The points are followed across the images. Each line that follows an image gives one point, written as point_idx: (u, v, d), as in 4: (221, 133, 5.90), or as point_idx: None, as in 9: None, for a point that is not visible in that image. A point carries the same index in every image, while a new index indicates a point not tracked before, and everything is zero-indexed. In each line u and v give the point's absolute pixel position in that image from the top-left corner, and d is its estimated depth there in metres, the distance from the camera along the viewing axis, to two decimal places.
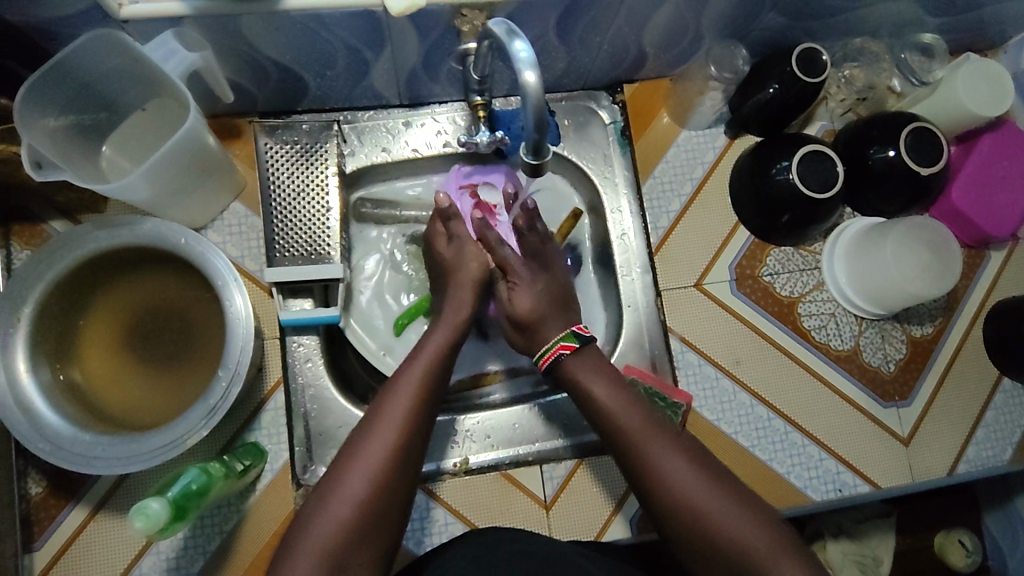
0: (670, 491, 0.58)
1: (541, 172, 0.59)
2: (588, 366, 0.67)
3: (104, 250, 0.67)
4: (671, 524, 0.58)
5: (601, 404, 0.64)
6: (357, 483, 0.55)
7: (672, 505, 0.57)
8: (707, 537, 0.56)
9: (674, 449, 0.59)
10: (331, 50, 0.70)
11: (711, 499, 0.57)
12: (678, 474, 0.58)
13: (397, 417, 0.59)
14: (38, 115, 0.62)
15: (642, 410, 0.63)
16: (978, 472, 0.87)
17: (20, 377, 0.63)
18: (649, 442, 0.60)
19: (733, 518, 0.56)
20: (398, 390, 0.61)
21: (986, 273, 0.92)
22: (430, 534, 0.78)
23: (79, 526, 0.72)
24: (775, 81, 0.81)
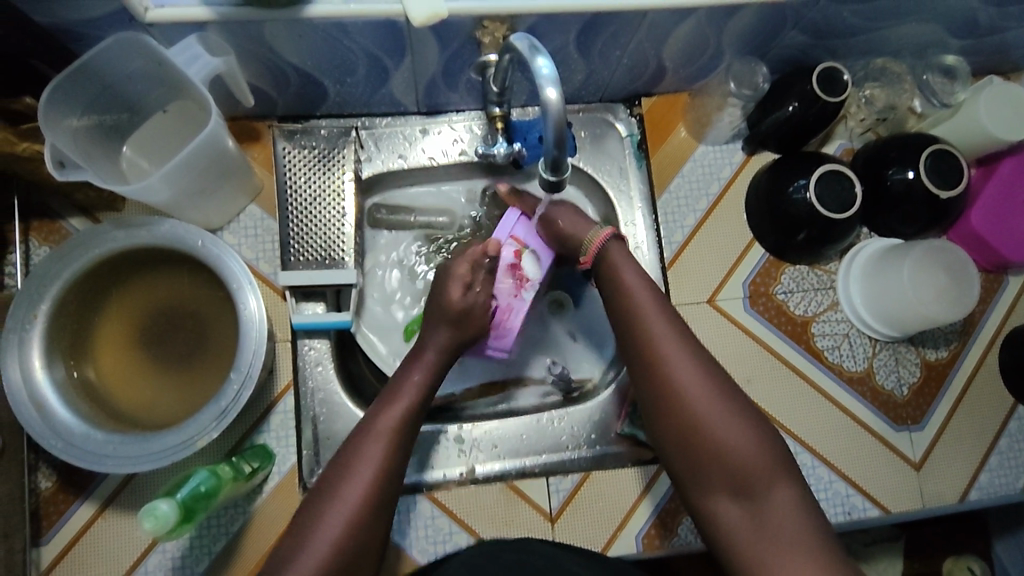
0: (685, 399, 0.62)
1: (560, 188, 0.59)
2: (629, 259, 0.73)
3: (121, 250, 0.67)
4: (678, 430, 0.62)
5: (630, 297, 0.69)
6: (339, 519, 0.57)
7: (684, 412, 0.61)
8: (712, 448, 0.60)
9: (692, 358, 0.63)
10: (352, 57, 0.71)
11: (709, 405, 0.61)
12: (696, 383, 0.62)
13: (376, 461, 0.61)
14: (62, 115, 0.63)
15: (660, 307, 0.68)
16: (990, 499, 0.86)
17: (35, 375, 0.63)
18: (667, 343, 0.65)
19: (739, 434, 0.60)
20: (375, 436, 0.62)
21: (1003, 299, 0.91)
22: (434, 542, 0.78)
23: (87, 522, 0.73)
24: (795, 99, 0.81)
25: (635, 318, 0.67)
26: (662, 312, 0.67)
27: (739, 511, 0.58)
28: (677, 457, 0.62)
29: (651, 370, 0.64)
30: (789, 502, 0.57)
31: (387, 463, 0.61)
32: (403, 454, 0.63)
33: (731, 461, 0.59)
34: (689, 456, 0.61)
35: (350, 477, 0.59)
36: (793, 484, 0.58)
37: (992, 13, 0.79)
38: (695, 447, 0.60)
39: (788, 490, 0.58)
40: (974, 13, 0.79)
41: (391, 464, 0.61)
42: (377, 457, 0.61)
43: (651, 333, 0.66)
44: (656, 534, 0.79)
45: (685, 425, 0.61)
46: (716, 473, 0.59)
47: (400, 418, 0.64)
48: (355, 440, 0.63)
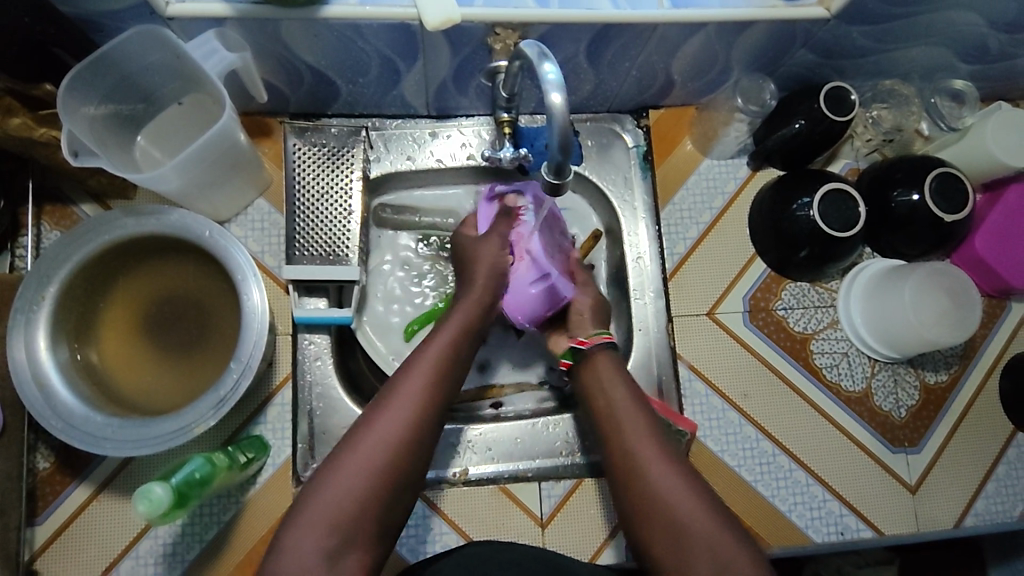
0: (662, 494, 0.61)
1: (560, 192, 0.59)
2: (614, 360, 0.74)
3: (130, 237, 0.69)
4: (654, 520, 0.60)
5: (613, 400, 0.69)
6: (335, 502, 0.55)
7: (664, 510, 0.60)
8: (687, 542, 0.58)
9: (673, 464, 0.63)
10: (366, 58, 0.72)
11: (689, 505, 0.60)
12: (675, 481, 0.61)
13: (388, 438, 0.59)
14: (79, 102, 0.64)
15: (644, 414, 0.68)
16: (986, 526, 0.85)
17: (39, 355, 0.64)
18: (646, 446, 0.64)
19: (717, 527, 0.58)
20: (394, 405, 0.61)
21: (1006, 325, 0.91)
22: (424, 542, 0.78)
23: (82, 504, 0.74)
24: (802, 117, 0.81)
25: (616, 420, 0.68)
26: (643, 415, 0.68)
27: None
28: (654, 544, 0.60)
29: (631, 469, 0.63)
30: None
31: (405, 435, 0.60)
32: (426, 426, 0.61)
33: (710, 552, 0.57)
34: (666, 541, 0.59)
35: (359, 448, 0.58)
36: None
37: (1002, 39, 0.79)
38: (672, 539, 0.59)
39: None
40: (983, 39, 0.79)
41: (411, 440, 0.60)
42: (392, 429, 0.59)
43: (626, 435, 0.66)
44: None
45: (660, 517, 0.60)
46: (694, 562, 0.57)
47: (422, 390, 0.63)
48: (371, 412, 0.61)
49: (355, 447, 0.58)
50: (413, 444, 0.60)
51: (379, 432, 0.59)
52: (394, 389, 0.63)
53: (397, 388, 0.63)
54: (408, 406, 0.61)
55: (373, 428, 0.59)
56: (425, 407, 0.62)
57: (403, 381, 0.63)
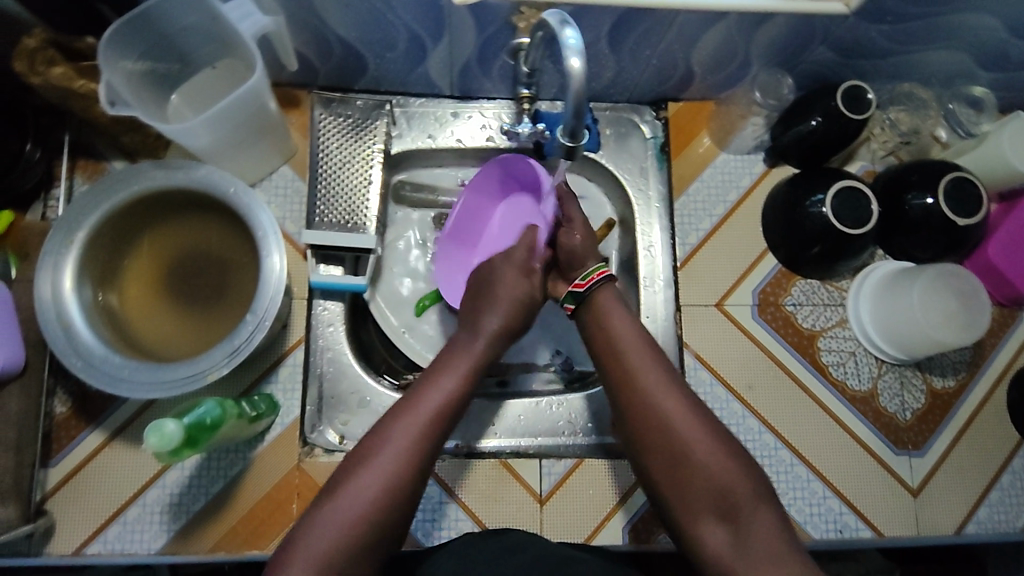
0: (667, 425, 0.62)
1: (573, 156, 0.61)
2: (619, 300, 0.74)
3: (158, 190, 0.71)
4: (659, 451, 0.62)
5: (618, 334, 0.70)
6: (341, 517, 0.56)
7: (671, 439, 0.61)
8: (693, 471, 0.59)
9: (681, 394, 0.64)
10: (394, 32, 0.75)
11: (698, 436, 0.61)
12: (679, 411, 0.63)
13: (396, 457, 0.60)
14: (118, 56, 0.67)
15: (648, 346, 0.69)
16: (988, 535, 0.84)
17: (64, 296, 0.67)
18: (653, 377, 0.65)
19: (721, 457, 0.60)
20: (401, 425, 0.61)
21: (1016, 335, 0.90)
22: (436, 526, 0.78)
23: (94, 449, 0.76)
24: (819, 113, 0.82)
25: (621, 355, 0.68)
26: (646, 349, 0.68)
27: (722, 534, 0.57)
28: (659, 475, 0.62)
29: (639, 399, 0.64)
30: (771, 531, 0.56)
31: (408, 465, 0.59)
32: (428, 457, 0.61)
33: (715, 488, 0.58)
34: (670, 473, 0.61)
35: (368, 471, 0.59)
36: (774, 512, 0.58)
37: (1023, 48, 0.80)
38: (676, 469, 0.60)
39: (769, 515, 0.57)
40: (1004, 46, 0.80)
41: (410, 473, 0.59)
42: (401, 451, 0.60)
43: (634, 369, 0.67)
44: (642, 529, 0.80)
45: (665, 448, 0.61)
46: (699, 492, 0.59)
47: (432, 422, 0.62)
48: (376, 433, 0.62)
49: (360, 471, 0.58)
50: (417, 473, 0.60)
51: (386, 456, 0.59)
52: (398, 415, 0.63)
53: (402, 416, 0.62)
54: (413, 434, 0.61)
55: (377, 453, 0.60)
56: (430, 435, 0.62)
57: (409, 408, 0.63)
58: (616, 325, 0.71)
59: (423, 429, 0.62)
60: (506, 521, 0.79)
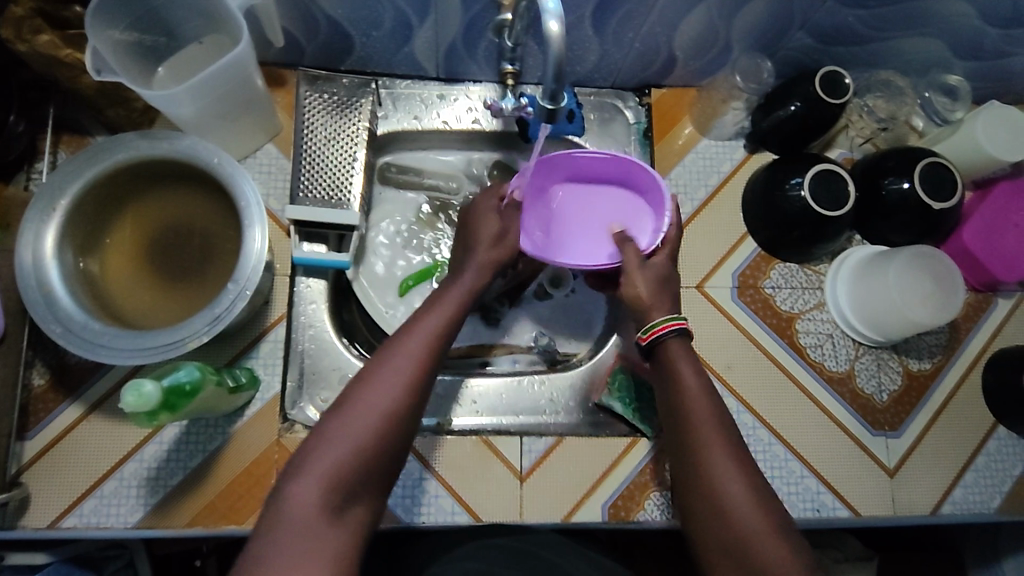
0: (727, 508, 0.59)
1: (556, 119, 0.65)
2: (684, 347, 0.69)
3: (142, 159, 0.72)
4: (711, 529, 0.60)
5: (684, 389, 0.66)
6: (298, 536, 0.53)
7: (727, 523, 0.59)
8: (744, 554, 0.57)
9: (743, 474, 0.60)
10: (380, 10, 0.76)
11: (756, 524, 0.58)
12: (736, 484, 0.60)
13: (345, 450, 0.57)
14: (105, 25, 0.67)
15: (716, 410, 0.64)
16: (962, 515, 0.85)
17: (45, 261, 0.67)
18: (712, 447, 0.62)
19: (777, 547, 0.57)
20: (352, 415, 0.58)
21: (991, 319, 0.92)
22: (417, 504, 0.78)
23: (72, 422, 0.76)
24: (798, 99, 0.84)
25: (687, 420, 0.64)
26: (714, 416, 0.64)
27: None
28: (710, 550, 0.60)
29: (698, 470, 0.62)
30: None
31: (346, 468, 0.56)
32: (375, 456, 0.58)
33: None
34: (722, 553, 0.59)
35: (313, 475, 0.55)
36: None
37: (996, 37, 0.82)
38: (727, 549, 0.58)
39: None
40: (978, 34, 0.82)
41: (356, 463, 0.57)
42: (349, 444, 0.57)
43: (699, 434, 0.63)
44: (622, 505, 0.80)
45: (719, 526, 0.59)
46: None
47: (379, 419, 0.58)
48: (323, 432, 0.58)
49: (309, 464, 0.56)
50: (362, 470, 0.57)
51: (331, 457, 0.56)
52: (349, 409, 0.58)
53: (352, 402, 0.59)
54: (364, 423, 0.58)
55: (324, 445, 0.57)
56: (378, 433, 0.58)
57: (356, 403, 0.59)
58: (685, 380, 0.66)
59: (379, 420, 0.58)
60: (486, 497, 0.79)
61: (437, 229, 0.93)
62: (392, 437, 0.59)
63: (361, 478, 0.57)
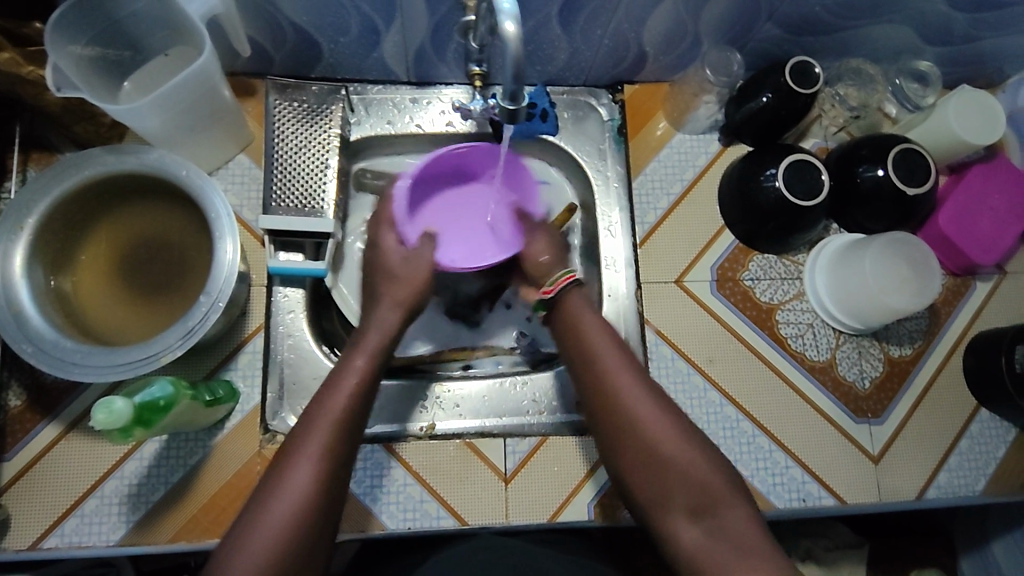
0: (643, 432, 0.62)
1: (518, 118, 0.64)
2: (589, 305, 0.71)
3: (110, 175, 0.71)
4: (632, 455, 0.62)
5: (586, 334, 0.68)
6: None
7: (645, 445, 0.61)
8: (665, 469, 0.60)
9: (653, 397, 0.64)
10: (345, 16, 0.75)
11: (671, 439, 0.61)
12: (654, 416, 0.62)
13: (278, 526, 0.55)
14: (66, 41, 0.67)
15: (617, 347, 0.67)
16: (948, 499, 0.85)
17: (15, 282, 0.66)
18: (620, 379, 0.64)
19: (694, 456, 0.60)
20: (280, 491, 0.57)
21: (971, 303, 0.92)
22: (382, 491, 0.79)
23: (50, 443, 0.75)
24: (769, 90, 0.84)
25: (593, 359, 0.66)
26: (618, 352, 0.67)
27: (697, 527, 0.59)
28: (634, 477, 0.62)
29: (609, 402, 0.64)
30: (749, 527, 0.58)
31: (283, 545, 0.55)
32: (312, 527, 0.57)
33: (688, 484, 0.59)
34: (645, 475, 0.61)
35: (290, 479, 0.57)
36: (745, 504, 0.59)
37: (964, 22, 0.82)
38: (650, 471, 0.61)
39: (742, 507, 0.59)
40: (946, 19, 0.82)
41: (291, 540, 0.55)
42: (282, 522, 0.55)
43: (607, 372, 0.65)
44: (608, 503, 0.80)
45: (639, 450, 0.61)
46: (673, 490, 0.60)
47: (320, 471, 0.58)
48: (254, 508, 0.56)
49: (240, 550, 0.54)
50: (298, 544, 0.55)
51: (307, 461, 0.58)
52: (301, 438, 0.60)
53: (279, 476, 0.58)
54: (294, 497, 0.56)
55: (255, 526, 0.55)
56: (310, 507, 0.57)
57: (285, 475, 0.57)
58: (586, 325, 0.69)
59: (308, 494, 0.57)
60: (472, 501, 0.79)
61: None
62: (348, 437, 0.62)
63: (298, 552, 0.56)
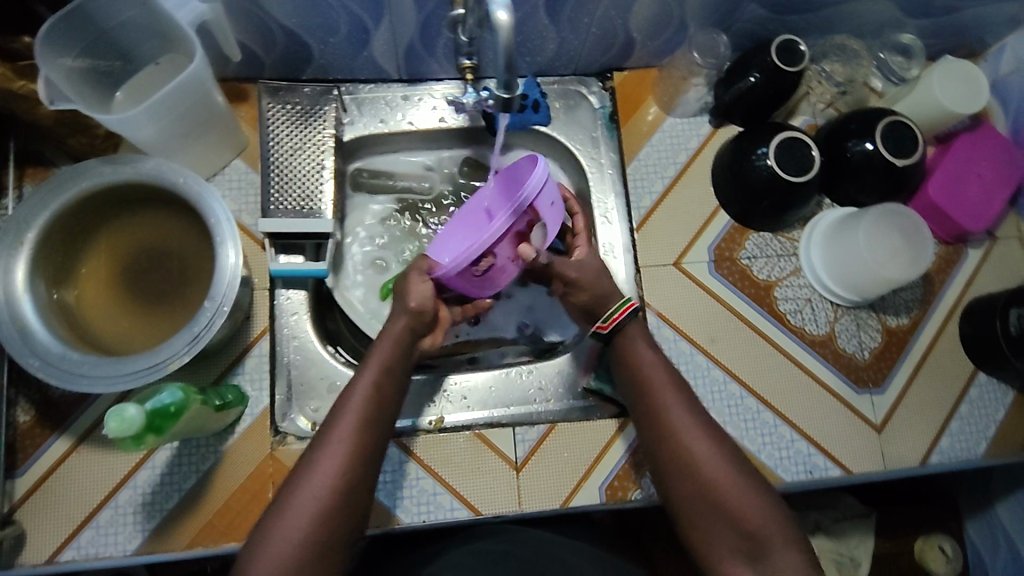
0: (697, 470, 0.64)
1: (513, 106, 0.65)
2: (644, 334, 0.74)
3: (107, 186, 0.71)
4: (685, 490, 0.65)
5: (644, 371, 0.70)
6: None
7: (699, 483, 0.64)
8: (718, 507, 0.63)
9: (709, 438, 0.66)
10: (334, 16, 0.75)
11: (725, 480, 0.64)
12: (709, 455, 0.65)
13: (308, 520, 0.59)
14: (56, 53, 0.67)
15: (676, 384, 0.69)
16: (951, 463, 0.87)
17: (17, 297, 0.66)
18: (675, 416, 0.67)
19: (748, 498, 0.63)
20: (310, 487, 0.60)
21: (964, 270, 0.93)
22: (401, 488, 0.79)
23: (61, 456, 0.75)
24: (756, 70, 0.84)
25: (651, 394, 0.69)
26: (675, 388, 0.69)
27: (745, 565, 0.62)
28: (685, 510, 0.65)
29: (665, 437, 0.67)
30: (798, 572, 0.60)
31: (314, 538, 0.58)
32: (339, 519, 0.60)
33: (740, 524, 0.62)
34: (698, 511, 0.64)
35: (315, 481, 0.60)
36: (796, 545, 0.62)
37: None
38: (703, 506, 0.64)
39: (794, 553, 0.61)
40: None
41: (322, 531, 0.59)
42: (310, 513, 0.59)
43: (664, 407, 0.68)
44: (619, 485, 0.81)
45: (693, 487, 0.64)
46: (725, 529, 0.63)
47: (344, 469, 0.61)
48: (287, 496, 0.60)
49: (272, 533, 0.58)
50: (327, 535, 0.59)
51: (326, 466, 0.61)
52: (328, 440, 0.62)
53: (308, 471, 0.61)
54: (323, 493, 0.60)
55: (286, 516, 0.59)
56: (337, 500, 0.60)
57: (311, 472, 0.61)
58: (643, 359, 0.72)
59: (335, 487, 0.60)
60: (484, 490, 0.80)
61: (414, 230, 0.94)
62: (373, 441, 0.64)
63: (326, 542, 0.59)
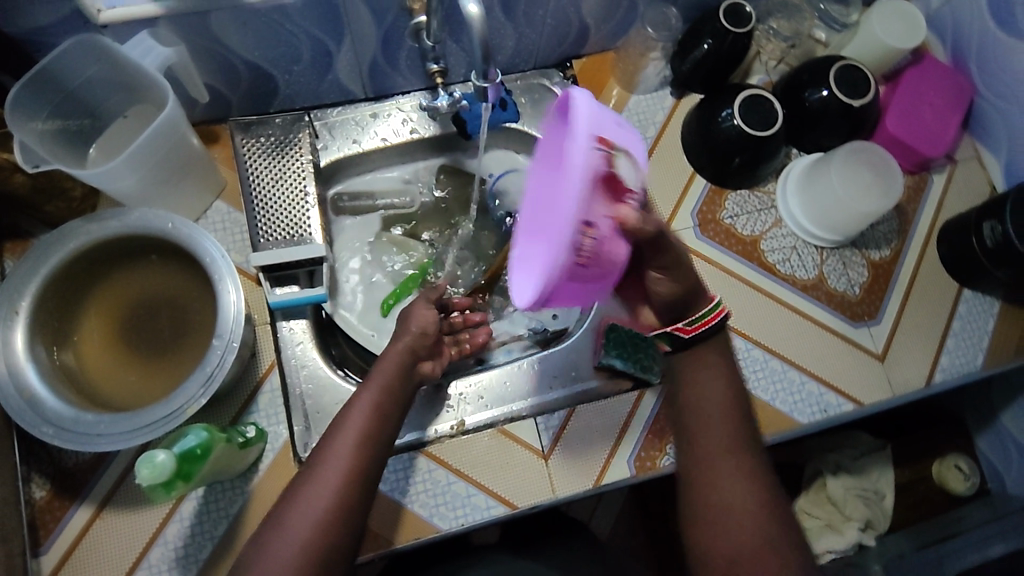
0: (713, 483, 0.66)
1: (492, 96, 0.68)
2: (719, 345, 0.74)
3: (93, 244, 0.71)
4: (696, 498, 0.67)
5: (702, 391, 0.72)
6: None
7: (711, 495, 0.66)
8: (718, 519, 0.64)
9: (739, 462, 0.67)
10: (296, 43, 0.76)
11: (736, 498, 0.65)
12: (733, 474, 0.66)
13: (314, 521, 0.59)
14: (26, 118, 0.67)
15: (729, 411, 0.70)
16: (954, 379, 0.90)
17: (20, 367, 0.66)
18: (711, 431, 0.69)
19: (753, 520, 0.63)
20: (314, 488, 0.61)
21: (932, 195, 0.98)
22: (410, 481, 0.79)
23: (85, 524, 0.74)
24: (708, 36, 0.88)
25: (698, 411, 0.71)
26: (725, 412, 0.70)
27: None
28: (690, 514, 0.67)
29: (697, 449, 0.69)
30: None
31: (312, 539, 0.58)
32: (347, 514, 0.61)
33: (733, 534, 0.63)
34: (702, 518, 0.65)
35: (321, 482, 0.61)
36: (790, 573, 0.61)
37: None
38: (706, 514, 0.65)
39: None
40: None
41: (327, 529, 0.59)
42: (317, 510, 0.60)
43: (707, 425, 0.70)
44: (646, 456, 0.83)
45: (703, 496, 0.66)
46: (715, 536, 0.64)
47: (351, 465, 0.62)
48: (293, 496, 0.61)
49: (279, 531, 0.59)
50: (332, 533, 0.60)
51: (333, 459, 0.63)
52: (330, 440, 0.64)
53: (313, 469, 0.62)
54: (328, 493, 0.61)
55: (289, 516, 0.60)
56: (345, 496, 0.61)
57: (315, 474, 0.62)
58: (701, 380, 0.72)
59: (344, 480, 0.62)
60: (516, 482, 0.81)
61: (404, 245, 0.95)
62: (377, 440, 0.66)
63: (333, 541, 0.60)
